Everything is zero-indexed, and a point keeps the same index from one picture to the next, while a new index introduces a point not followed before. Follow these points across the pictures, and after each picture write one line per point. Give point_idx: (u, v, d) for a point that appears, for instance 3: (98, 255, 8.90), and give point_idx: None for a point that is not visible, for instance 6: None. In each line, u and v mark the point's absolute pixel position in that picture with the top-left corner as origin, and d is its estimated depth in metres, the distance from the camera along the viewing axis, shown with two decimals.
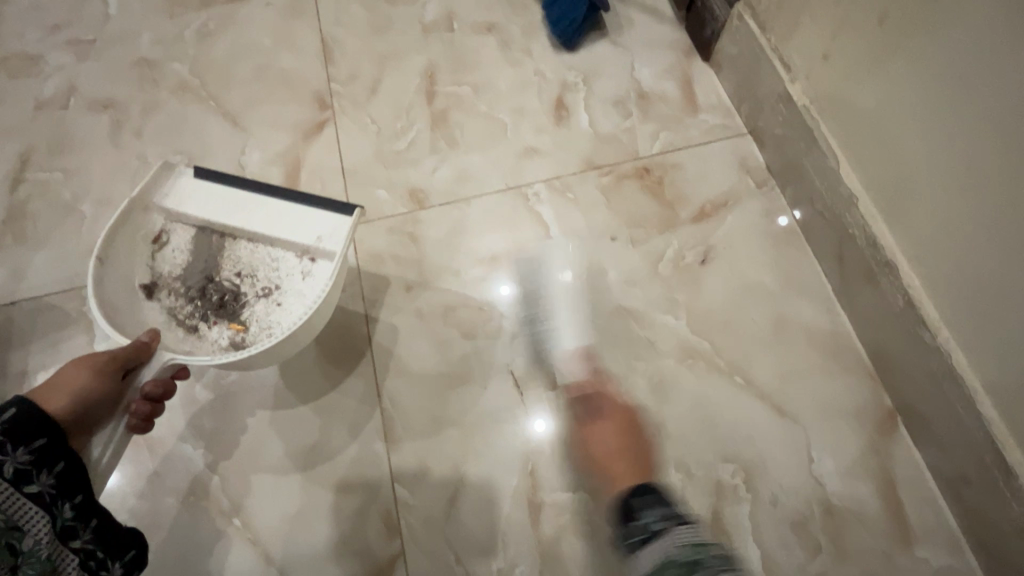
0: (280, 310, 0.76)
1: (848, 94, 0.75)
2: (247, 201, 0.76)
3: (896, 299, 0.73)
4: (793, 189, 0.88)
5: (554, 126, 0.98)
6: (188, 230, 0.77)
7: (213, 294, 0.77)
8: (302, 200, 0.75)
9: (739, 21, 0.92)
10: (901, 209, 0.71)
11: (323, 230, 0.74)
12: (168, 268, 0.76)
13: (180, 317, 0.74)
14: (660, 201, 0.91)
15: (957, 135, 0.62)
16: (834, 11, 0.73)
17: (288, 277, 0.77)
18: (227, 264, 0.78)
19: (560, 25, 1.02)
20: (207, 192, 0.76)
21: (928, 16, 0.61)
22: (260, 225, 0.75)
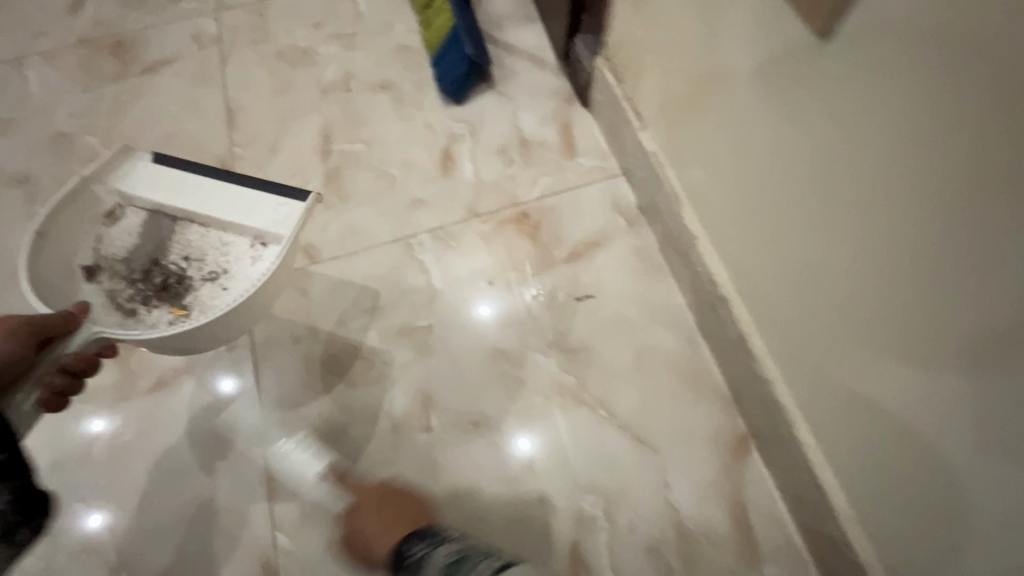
0: (224, 291, 0.84)
1: (698, 135, 0.78)
2: (194, 184, 0.87)
3: (733, 332, 0.79)
4: (656, 226, 0.94)
5: (440, 177, 1.04)
6: (139, 212, 0.87)
7: (155, 277, 0.86)
8: (269, 184, 0.85)
9: (601, 73, 0.99)
10: (744, 246, 0.74)
11: (279, 215, 0.82)
12: (111, 247, 0.84)
13: (121, 299, 0.83)
14: (536, 243, 0.97)
15: (754, 183, 0.69)
16: (664, 69, 0.81)
17: (237, 261, 0.86)
18: (175, 248, 0.87)
19: (445, 82, 1.10)
20: (165, 174, 0.88)
21: (726, 79, 0.69)
22: (204, 207, 0.86)
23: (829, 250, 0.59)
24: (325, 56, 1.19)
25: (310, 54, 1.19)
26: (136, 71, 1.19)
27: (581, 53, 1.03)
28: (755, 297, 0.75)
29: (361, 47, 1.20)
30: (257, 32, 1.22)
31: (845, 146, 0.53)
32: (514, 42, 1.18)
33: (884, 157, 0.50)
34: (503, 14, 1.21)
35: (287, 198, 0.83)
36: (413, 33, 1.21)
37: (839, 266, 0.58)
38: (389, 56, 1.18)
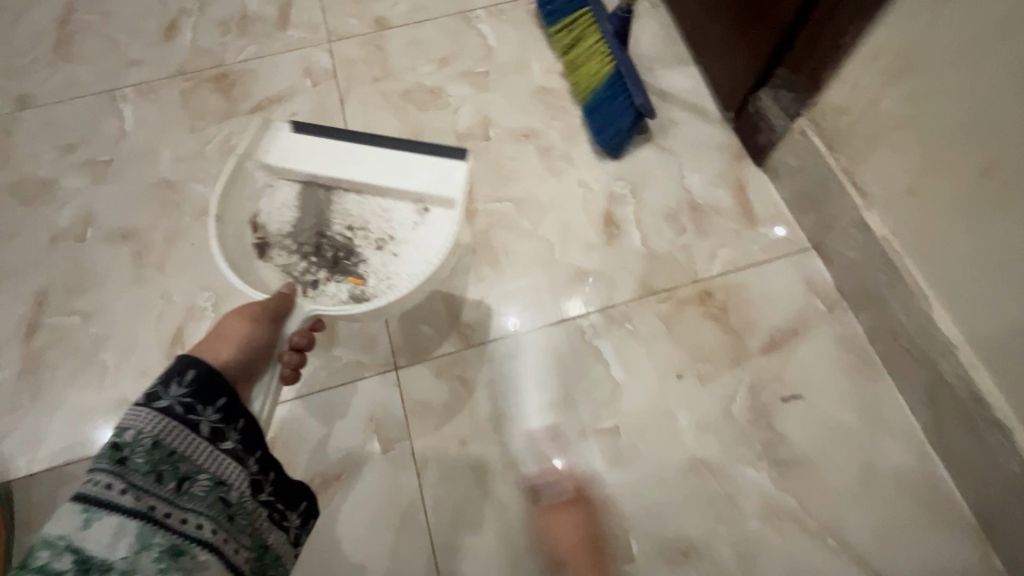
0: (398, 260, 0.76)
1: (976, 218, 0.64)
2: (342, 150, 0.76)
3: (1011, 464, 0.67)
4: (870, 316, 0.82)
5: (604, 245, 0.92)
6: (293, 185, 0.77)
7: (327, 249, 0.76)
8: (419, 147, 0.75)
9: (801, 136, 0.87)
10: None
11: (440, 174, 0.74)
12: (278, 223, 0.76)
13: (298, 274, 0.75)
14: (726, 330, 0.85)
15: None
16: (923, 150, 0.69)
17: (402, 227, 0.77)
18: (337, 217, 0.77)
19: (604, 135, 0.97)
20: (310, 143, 0.76)
21: None
22: (361, 173, 0.76)
23: None
24: (457, 97, 1.07)
25: (439, 95, 1.07)
26: (245, 110, 1.07)
27: (770, 109, 0.91)
28: None
29: (496, 88, 1.08)
30: (377, 68, 1.11)
31: None
32: (668, 88, 1.06)
33: None
34: (652, 55, 1.10)
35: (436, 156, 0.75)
36: (553, 74, 1.09)
37: None
38: (529, 99, 1.06)
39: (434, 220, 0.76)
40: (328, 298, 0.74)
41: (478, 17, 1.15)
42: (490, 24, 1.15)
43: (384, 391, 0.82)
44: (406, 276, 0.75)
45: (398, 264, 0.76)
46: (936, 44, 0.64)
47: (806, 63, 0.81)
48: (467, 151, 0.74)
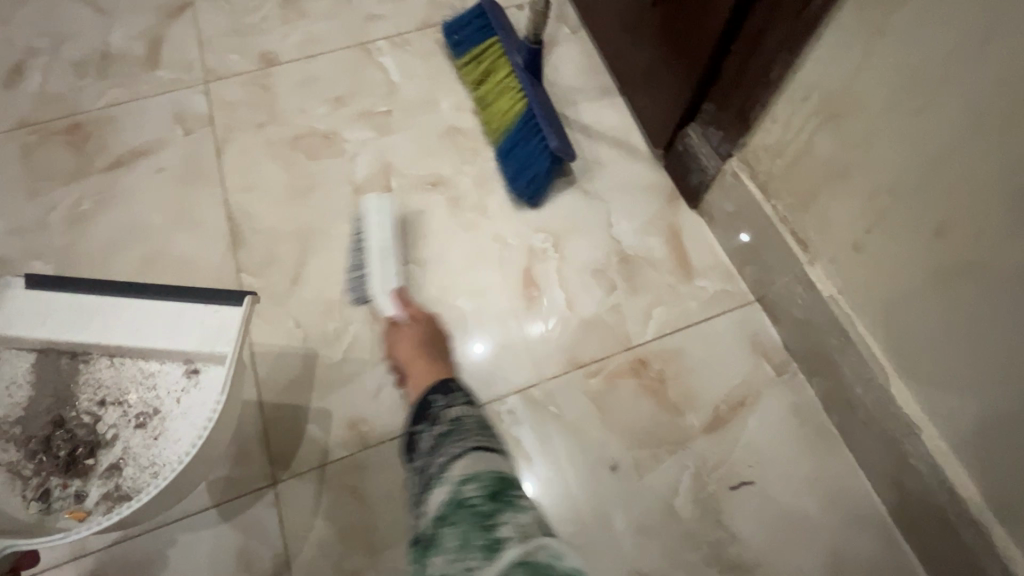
0: (159, 443, 0.56)
1: (932, 288, 0.55)
2: (91, 302, 0.55)
3: (991, 567, 0.57)
4: (822, 381, 0.72)
5: (524, 311, 0.80)
6: (28, 354, 0.58)
7: (58, 446, 0.57)
8: (185, 292, 0.55)
9: (734, 179, 0.76)
10: (1006, 445, 0.53)
11: (204, 329, 0.55)
12: (2, 407, 0.58)
13: (26, 475, 0.56)
14: (664, 406, 0.74)
15: None
16: (866, 203, 0.59)
17: (167, 399, 0.57)
18: (85, 391, 0.58)
19: (519, 182, 0.86)
20: (32, 302, 0.55)
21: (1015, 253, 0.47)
22: (116, 335, 0.55)
23: None
24: (353, 142, 0.93)
25: (333, 140, 0.93)
26: (101, 167, 0.91)
27: (700, 148, 0.80)
28: None
29: (399, 129, 0.95)
30: (262, 111, 0.96)
31: None
32: (592, 122, 0.96)
33: None
34: (573, 87, 0.99)
35: (214, 303, 0.55)
36: (463, 110, 0.96)
37: None
38: (437, 141, 0.93)
39: (209, 381, 0.56)
40: (60, 511, 0.55)
41: (379, 49, 1.02)
42: (394, 56, 1.02)
43: (262, 515, 0.68)
44: (173, 459, 0.55)
45: (219, 442, 0.54)
46: (870, 84, 0.54)
47: (734, 99, 0.71)
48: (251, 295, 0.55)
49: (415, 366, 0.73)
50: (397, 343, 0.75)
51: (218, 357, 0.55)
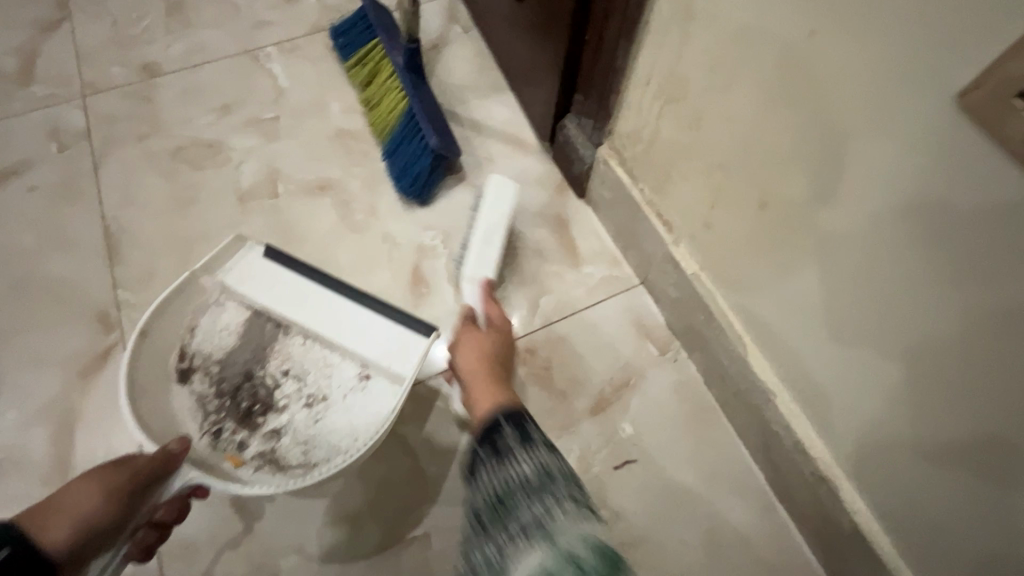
0: (325, 425, 0.66)
1: (765, 258, 0.57)
2: (316, 296, 0.68)
3: (843, 522, 0.60)
4: (700, 357, 0.74)
5: (412, 310, 0.80)
6: (241, 308, 0.68)
7: (244, 397, 0.67)
8: (387, 308, 0.66)
9: (606, 166, 0.78)
10: (840, 402, 0.55)
11: (401, 345, 0.65)
12: (210, 349, 0.67)
13: (206, 412, 0.65)
14: (551, 393, 0.75)
15: (868, 360, 0.50)
16: (706, 182, 0.61)
17: (339, 390, 0.67)
18: (275, 357, 0.68)
19: (405, 180, 0.85)
20: (271, 272, 0.69)
21: (811, 223, 0.50)
22: (324, 326, 0.67)
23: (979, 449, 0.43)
24: (240, 150, 0.92)
25: (218, 149, 0.91)
26: None
27: (577, 138, 0.82)
28: (877, 489, 0.55)
29: (287, 135, 0.93)
30: (143, 123, 0.93)
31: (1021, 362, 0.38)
32: (483, 119, 0.96)
33: None
34: (465, 84, 0.99)
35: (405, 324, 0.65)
36: (353, 112, 0.96)
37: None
38: (326, 145, 0.92)
39: (377, 389, 0.66)
40: (221, 452, 0.64)
41: (268, 55, 1.01)
42: (283, 62, 1.00)
43: None
44: (329, 447, 0.65)
45: (344, 437, 0.65)
46: (690, 67, 0.56)
47: (595, 87, 0.73)
48: (438, 330, 0.64)
49: (479, 390, 0.59)
50: (459, 352, 0.64)
51: (397, 375, 0.65)
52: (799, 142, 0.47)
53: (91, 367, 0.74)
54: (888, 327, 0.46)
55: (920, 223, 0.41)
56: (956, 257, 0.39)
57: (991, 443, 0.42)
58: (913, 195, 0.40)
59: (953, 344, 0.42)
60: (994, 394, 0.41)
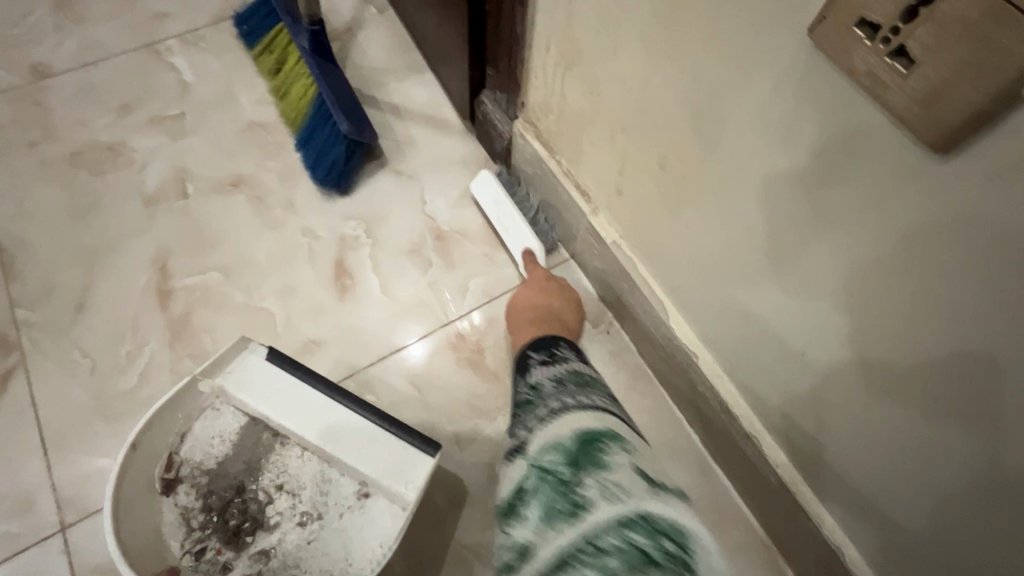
0: (315, 548, 0.62)
1: (674, 218, 0.57)
2: (317, 405, 0.62)
3: (769, 476, 0.60)
4: (629, 326, 0.74)
5: (336, 303, 0.78)
6: (239, 415, 0.64)
7: (233, 513, 0.63)
8: (390, 422, 0.60)
9: (523, 141, 0.77)
10: (751, 356, 0.56)
11: (401, 465, 0.59)
12: (202, 458, 0.64)
13: (192, 528, 0.61)
14: (483, 375, 0.74)
15: (758, 305, 0.51)
16: (612, 147, 0.60)
17: (336, 508, 0.63)
18: (270, 470, 0.65)
19: (320, 170, 0.82)
20: (275, 378, 0.63)
21: (701, 178, 0.50)
22: (320, 439, 0.62)
23: (862, 389, 0.44)
24: (143, 150, 0.86)
25: (119, 151, 0.86)
26: None
27: (493, 114, 0.80)
28: (793, 438, 0.56)
29: (194, 132, 0.88)
30: (34, 129, 0.87)
31: (875, 304, 0.40)
32: (401, 101, 0.93)
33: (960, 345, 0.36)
34: (382, 66, 0.95)
35: (407, 443, 0.59)
36: (264, 103, 0.91)
37: (896, 441, 0.44)
38: (237, 140, 0.88)
39: (379, 509, 0.62)
40: (204, 574, 0.60)
41: (168, 48, 0.95)
42: (185, 55, 0.95)
43: (46, 566, 0.62)
44: (318, 572, 0.61)
45: (334, 559, 0.61)
46: (582, 28, 0.54)
47: (504, 58, 0.71)
48: (441, 447, 0.59)
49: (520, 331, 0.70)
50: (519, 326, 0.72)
51: (397, 496, 0.60)
52: (685, 94, 0.46)
53: None
54: (784, 272, 0.47)
55: (794, 163, 0.40)
56: (828, 195, 0.39)
57: (881, 376, 0.42)
58: (780, 133, 0.40)
59: (838, 283, 0.42)
60: (872, 340, 0.42)
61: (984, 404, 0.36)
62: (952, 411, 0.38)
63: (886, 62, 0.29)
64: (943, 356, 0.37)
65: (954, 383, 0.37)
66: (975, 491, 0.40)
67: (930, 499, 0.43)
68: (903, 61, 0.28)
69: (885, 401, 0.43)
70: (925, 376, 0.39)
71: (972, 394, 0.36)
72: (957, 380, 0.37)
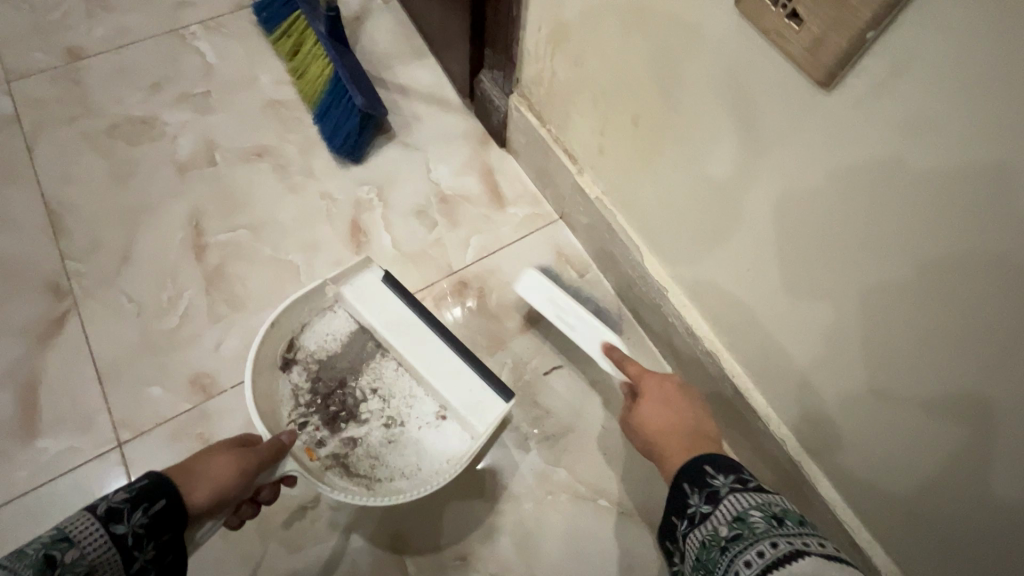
0: (394, 449, 0.70)
1: (646, 170, 0.68)
2: (419, 330, 0.72)
3: (728, 389, 0.71)
4: (612, 274, 0.85)
5: (353, 257, 0.87)
6: (352, 322, 0.75)
7: (332, 403, 0.72)
8: (476, 360, 0.70)
9: (518, 113, 0.87)
10: (709, 283, 0.67)
11: (479, 398, 0.69)
12: (315, 348, 0.74)
13: (298, 403, 0.71)
14: (484, 317, 0.85)
15: (709, 234, 0.63)
16: (593, 111, 0.71)
17: (417, 419, 0.71)
18: (366, 378, 0.74)
19: (336, 140, 0.92)
20: (388, 298, 0.73)
21: (662, 130, 0.61)
22: (415, 359, 0.72)
23: (786, 292, 0.56)
24: (174, 124, 0.96)
25: (153, 125, 0.95)
26: None
27: (491, 91, 0.91)
28: (745, 351, 0.67)
29: (220, 109, 0.98)
30: (73, 105, 0.96)
31: (790, 219, 0.51)
32: (407, 82, 1.03)
33: (846, 243, 0.47)
34: (389, 50, 1.06)
35: (488, 380, 0.68)
36: (283, 83, 1.01)
37: (812, 331, 0.56)
38: (259, 115, 0.98)
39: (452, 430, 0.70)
40: (300, 443, 0.69)
41: (193, 34, 1.04)
42: (208, 39, 1.04)
43: (108, 473, 0.71)
44: (395, 467, 0.69)
45: (408, 462, 0.69)
46: (568, 9, 0.65)
47: (501, 40, 0.82)
48: (515, 396, 0.67)
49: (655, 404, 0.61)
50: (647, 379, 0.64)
51: (470, 426, 0.69)
52: (649, 61, 0.58)
53: (47, 331, 0.78)
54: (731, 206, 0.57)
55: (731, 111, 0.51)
56: (758, 135, 0.50)
57: (807, 281, 0.53)
58: (718, 87, 0.51)
59: (771, 208, 0.53)
60: (789, 249, 0.53)
61: (876, 290, 0.47)
62: (855, 300, 0.49)
63: (784, 22, 0.41)
64: (835, 254, 0.49)
65: (845, 274, 0.49)
66: (879, 365, 0.50)
67: (850, 382, 0.54)
68: (795, 19, 0.40)
69: (811, 302, 0.54)
70: (826, 272, 0.51)
71: (866, 282, 0.47)
72: (856, 273, 0.48)
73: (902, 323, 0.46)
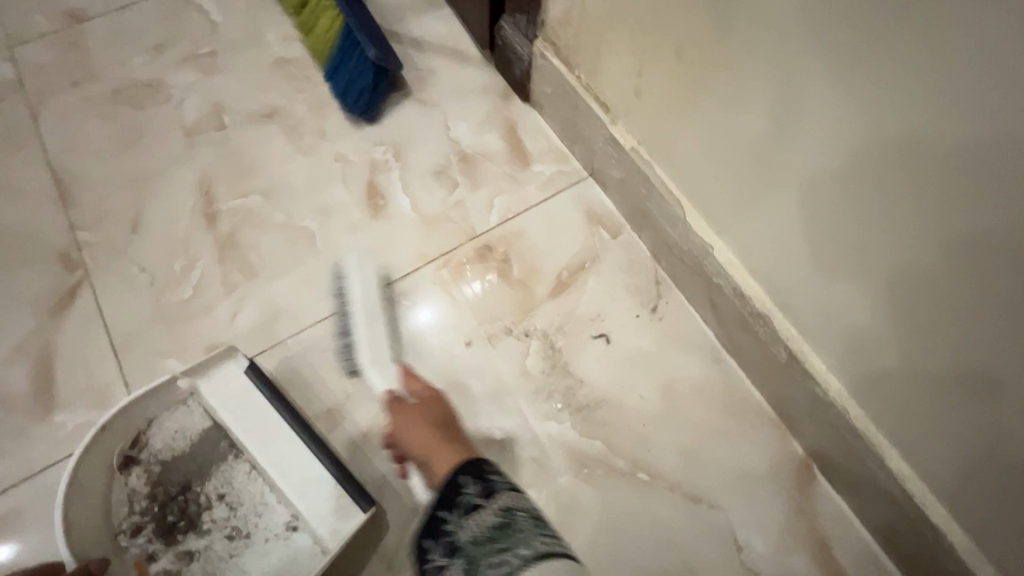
0: (235, 563, 0.66)
1: (689, 112, 0.61)
2: (274, 428, 0.68)
3: (779, 352, 0.66)
4: (648, 233, 0.79)
5: (370, 221, 0.82)
6: (205, 419, 0.70)
7: (171, 509, 0.67)
8: (340, 468, 0.65)
9: (543, 60, 0.80)
10: (762, 235, 0.61)
11: (335, 505, 0.65)
12: (163, 446, 0.69)
13: (133, 509, 0.67)
14: (510, 283, 0.79)
15: (760, 175, 0.57)
16: (630, 49, 0.64)
17: (261, 529, 0.67)
18: (216, 481, 0.69)
19: (348, 98, 0.86)
20: (253, 396, 0.68)
21: (710, 60, 0.55)
22: (269, 463, 0.67)
23: (850, 233, 0.51)
24: (179, 86, 0.91)
25: (158, 88, 0.90)
26: None
27: (514, 38, 0.83)
28: (802, 309, 0.61)
29: (226, 69, 0.92)
30: (76, 70, 0.91)
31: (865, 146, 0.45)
32: (422, 35, 0.96)
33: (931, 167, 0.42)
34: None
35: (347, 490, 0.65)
36: (291, 41, 0.95)
37: (878, 278, 0.50)
38: (267, 75, 0.92)
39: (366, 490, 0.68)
40: (130, 556, 0.65)
41: None
42: None
43: None
44: None
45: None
46: None
47: None
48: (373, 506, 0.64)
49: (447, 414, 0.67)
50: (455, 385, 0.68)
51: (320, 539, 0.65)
52: None
53: (60, 303, 0.76)
54: (795, 147, 0.52)
55: (809, 26, 0.45)
56: (836, 54, 0.44)
57: (880, 229, 0.48)
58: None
59: (842, 143, 0.47)
60: (860, 183, 0.47)
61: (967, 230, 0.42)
62: (933, 246, 0.45)
63: None
64: (919, 183, 0.43)
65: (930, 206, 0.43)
66: (959, 317, 0.46)
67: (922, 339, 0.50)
68: None
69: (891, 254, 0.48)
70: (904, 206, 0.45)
71: (960, 219, 0.42)
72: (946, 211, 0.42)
73: (1011, 284, 0.41)
